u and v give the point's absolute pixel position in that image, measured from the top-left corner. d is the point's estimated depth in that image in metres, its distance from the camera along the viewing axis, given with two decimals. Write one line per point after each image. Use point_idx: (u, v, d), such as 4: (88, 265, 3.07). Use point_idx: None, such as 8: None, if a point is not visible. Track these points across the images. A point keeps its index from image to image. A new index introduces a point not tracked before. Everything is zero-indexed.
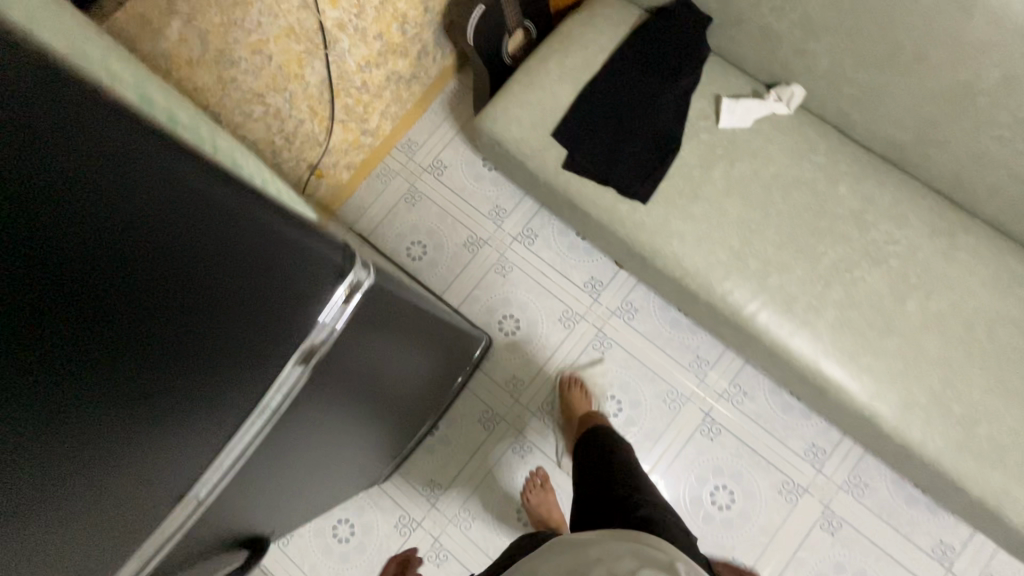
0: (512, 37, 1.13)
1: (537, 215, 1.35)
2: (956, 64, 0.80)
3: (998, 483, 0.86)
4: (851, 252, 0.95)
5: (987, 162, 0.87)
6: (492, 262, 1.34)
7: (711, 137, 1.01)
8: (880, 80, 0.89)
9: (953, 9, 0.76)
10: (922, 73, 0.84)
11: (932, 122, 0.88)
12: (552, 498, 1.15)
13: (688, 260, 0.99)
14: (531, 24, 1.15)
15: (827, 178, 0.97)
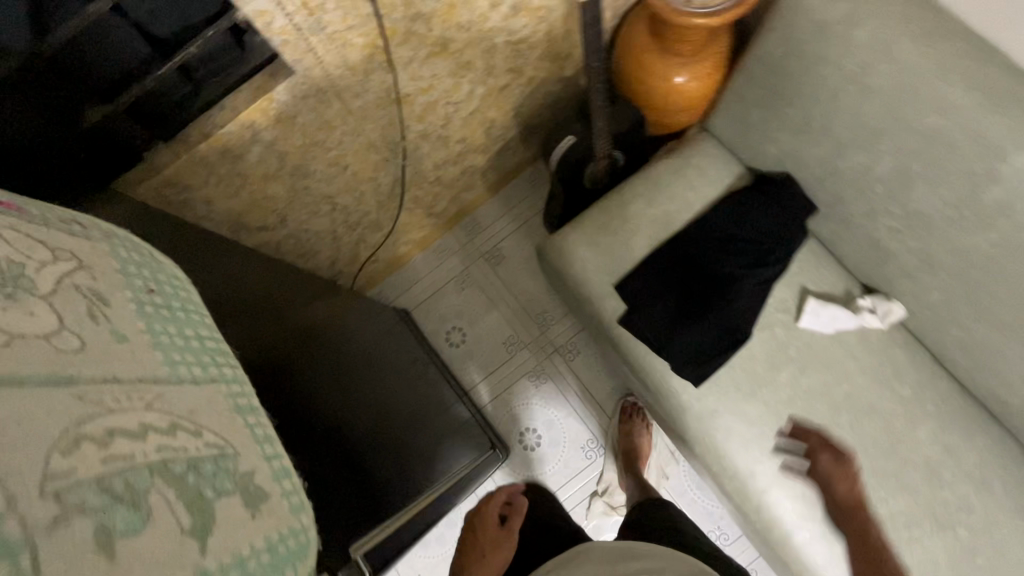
0: (598, 164, 1.05)
1: (583, 333, 1.30)
2: None
3: None
4: (916, 505, 0.84)
5: None
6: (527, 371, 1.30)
7: (786, 334, 0.92)
8: (998, 339, 0.77)
9: None
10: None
11: None
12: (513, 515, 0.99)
13: (730, 460, 0.91)
14: (620, 153, 1.08)
15: (907, 413, 0.87)
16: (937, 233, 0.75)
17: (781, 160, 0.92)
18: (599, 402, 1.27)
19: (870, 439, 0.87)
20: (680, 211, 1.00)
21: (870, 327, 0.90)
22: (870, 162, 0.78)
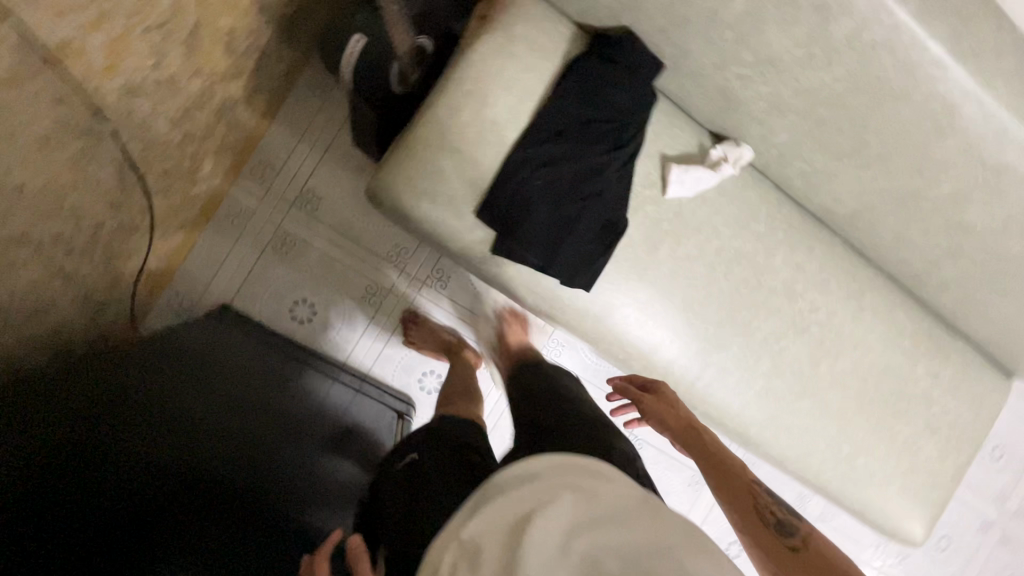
0: (403, 63, 0.78)
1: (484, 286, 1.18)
2: (913, 168, 0.79)
3: (864, 498, 1.06)
4: (780, 323, 0.96)
5: (903, 242, 0.91)
6: (406, 325, 1.14)
7: (657, 210, 0.89)
8: (830, 167, 0.83)
9: (930, 129, 0.73)
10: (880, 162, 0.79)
11: (869, 206, 0.87)
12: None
13: (634, 345, 0.93)
14: (426, 37, 0.82)
15: (764, 250, 0.93)
16: (783, 76, 0.74)
17: (614, 12, 0.78)
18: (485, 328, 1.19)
19: (742, 283, 0.94)
20: (518, 99, 0.82)
21: (725, 177, 0.89)
22: (718, 6, 0.69)
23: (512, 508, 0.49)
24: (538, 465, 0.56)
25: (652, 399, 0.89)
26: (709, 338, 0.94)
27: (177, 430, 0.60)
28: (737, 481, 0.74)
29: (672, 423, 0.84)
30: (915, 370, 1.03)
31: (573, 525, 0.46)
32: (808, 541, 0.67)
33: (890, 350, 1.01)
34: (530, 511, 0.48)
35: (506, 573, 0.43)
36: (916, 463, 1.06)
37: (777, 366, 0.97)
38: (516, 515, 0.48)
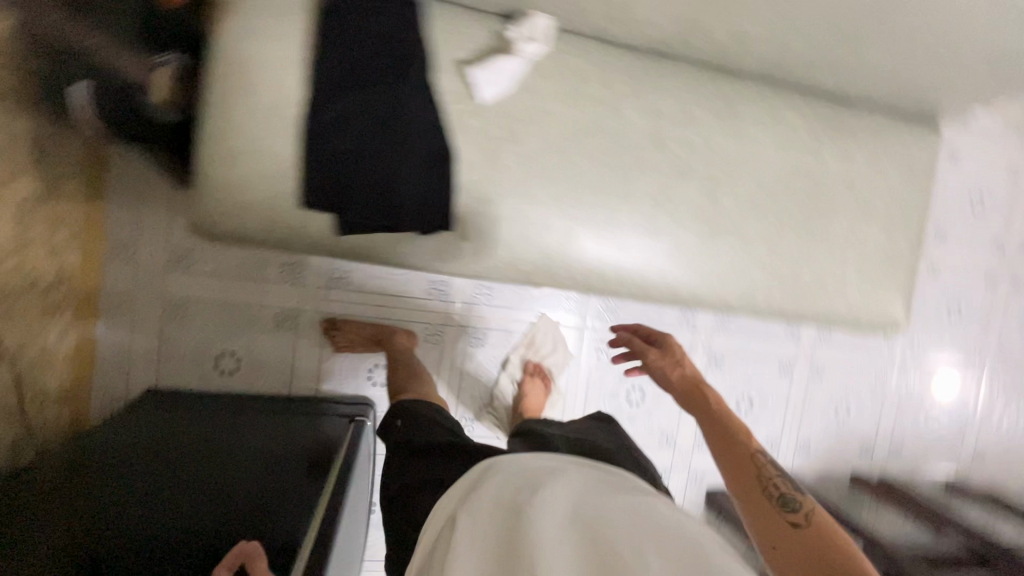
0: (157, 88, 0.77)
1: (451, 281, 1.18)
2: None
3: (827, 306, 1.02)
4: (662, 174, 0.90)
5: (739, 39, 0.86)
6: (325, 318, 1.13)
7: (481, 119, 0.83)
8: None
9: None
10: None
11: None
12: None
13: (525, 260, 0.90)
14: (174, 53, 0.79)
15: (612, 109, 0.87)
16: None
17: None
18: (407, 307, 1.16)
19: (606, 152, 0.88)
20: (284, 70, 0.76)
21: (536, 55, 0.83)
22: None
23: (518, 483, 0.70)
24: (539, 461, 0.78)
25: (660, 351, 0.99)
26: (599, 221, 0.90)
27: (109, 496, 0.70)
28: (743, 455, 0.83)
29: (674, 380, 0.96)
30: (825, 160, 0.96)
31: (570, 497, 0.67)
32: (809, 515, 0.74)
33: (788, 151, 0.95)
34: (533, 482, 0.69)
35: (514, 513, 0.63)
36: (868, 249, 1.01)
37: (678, 217, 0.92)
38: (522, 485, 0.69)
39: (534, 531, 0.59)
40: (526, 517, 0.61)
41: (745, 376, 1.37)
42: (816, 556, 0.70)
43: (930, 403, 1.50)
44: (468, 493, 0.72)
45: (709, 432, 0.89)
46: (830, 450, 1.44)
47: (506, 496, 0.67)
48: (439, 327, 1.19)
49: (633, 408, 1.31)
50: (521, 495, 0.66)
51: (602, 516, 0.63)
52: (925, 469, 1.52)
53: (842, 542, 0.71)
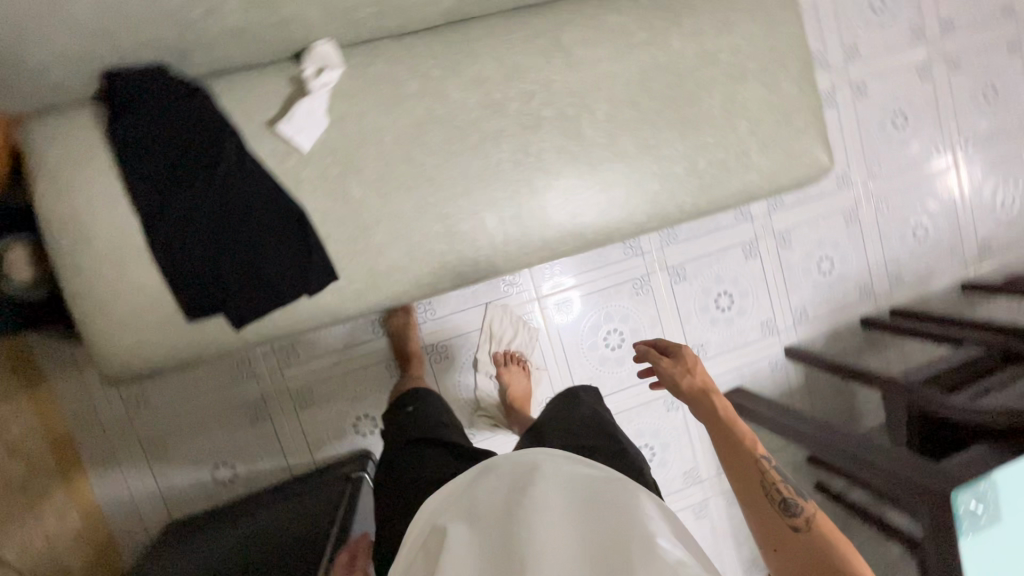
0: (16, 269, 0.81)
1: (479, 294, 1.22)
2: None
3: (738, 185, 0.99)
4: (514, 135, 0.88)
5: None
6: (384, 313, 1.14)
7: (314, 165, 0.82)
8: None
9: None
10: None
11: None
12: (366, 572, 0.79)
13: (424, 274, 0.89)
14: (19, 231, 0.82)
15: (435, 97, 0.85)
16: None
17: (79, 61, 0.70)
18: (361, 353, 1.18)
19: (451, 140, 0.86)
20: (107, 205, 0.76)
21: (338, 82, 0.81)
22: None
23: (509, 482, 0.64)
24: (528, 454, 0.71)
25: (674, 363, 0.94)
26: (477, 207, 0.88)
27: None
28: (753, 464, 0.84)
29: (687, 390, 0.92)
30: (673, 47, 0.92)
31: (563, 495, 0.60)
32: (810, 522, 0.79)
33: (630, 55, 0.90)
34: (530, 476, 0.63)
35: (503, 523, 0.57)
36: (757, 112, 0.97)
37: (550, 168, 0.90)
38: (512, 485, 0.63)
39: (536, 533, 0.54)
40: (520, 530, 0.55)
41: (715, 275, 1.34)
42: (818, 561, 0.75)
43: (912, 219, 1.44)
44: (450, 504, 0.67)
45: (719, 442, 0.88)
46: (829, 308, 1.40)
47: (499, 501, 0.61)
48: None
49: (617, 350, 1.30)
50: (519, 493, 0.60)
51: (599, 510, 0.58)
52: (932, 283, 1.47)
53: (851, 556, 0.75)
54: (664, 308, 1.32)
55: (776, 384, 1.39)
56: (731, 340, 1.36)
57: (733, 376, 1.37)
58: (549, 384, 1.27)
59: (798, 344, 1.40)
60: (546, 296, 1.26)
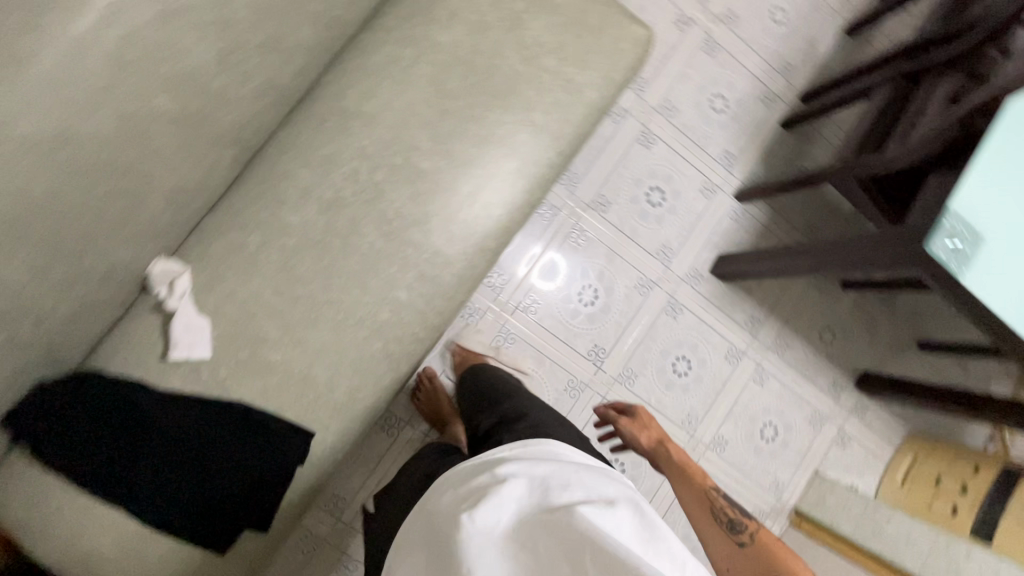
0: None
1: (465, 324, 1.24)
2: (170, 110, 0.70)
3: (582, 110, 0.98)
4: (366, 214, 0.88)
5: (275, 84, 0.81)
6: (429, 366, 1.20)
7: (224, 362, 0.83)
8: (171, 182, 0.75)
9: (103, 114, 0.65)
10: (149, 144, 0.70)
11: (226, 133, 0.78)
12: None
13: (380, 375, 0.91)
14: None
15: (280, 234, 0.85)
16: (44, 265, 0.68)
17: None
18: (392, 458, 1.20)
19: (320, 257, 0.86)
20: (79, 521, 0.76)
21: (195, 284, 0.82)
22: None
23: (464, 489, 0.65)
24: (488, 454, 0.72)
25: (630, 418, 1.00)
26: (382, 292, 0.89)
27: None
28: (701, 495, 0.83)
29: (642, 439, 0.96)
30: (442, 42, 0.90)
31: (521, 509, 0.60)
32: (753, 537, 0.77)
33: (411, 76, 0.90)
34: (484, 485, 0.63)
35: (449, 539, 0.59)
36: (554, 39, 0.95)
37: (416, 216, 0.90)
38: (467, 493, 0.64)
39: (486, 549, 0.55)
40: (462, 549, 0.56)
41: (633, 180, 1.32)
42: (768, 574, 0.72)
43: (764, 9, 1.41)
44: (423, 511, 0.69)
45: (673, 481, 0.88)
46: (748, 134, 1.38)
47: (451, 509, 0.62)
48: (426, 436, 1.23)
49: (598, 300, 1.30)
50: (472, 501, 0.61)
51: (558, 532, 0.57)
52: (821, 49, 1.43)
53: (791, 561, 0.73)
54: (610, 237, 1.31)
55: (749, 231, 1.38)
56: (686, 222, 1.35)
57: (709, 250, 1.36)
58: (563, 370, 1.28)
59: (743, 184, 1.38)
60: (530, 271, 1.27)
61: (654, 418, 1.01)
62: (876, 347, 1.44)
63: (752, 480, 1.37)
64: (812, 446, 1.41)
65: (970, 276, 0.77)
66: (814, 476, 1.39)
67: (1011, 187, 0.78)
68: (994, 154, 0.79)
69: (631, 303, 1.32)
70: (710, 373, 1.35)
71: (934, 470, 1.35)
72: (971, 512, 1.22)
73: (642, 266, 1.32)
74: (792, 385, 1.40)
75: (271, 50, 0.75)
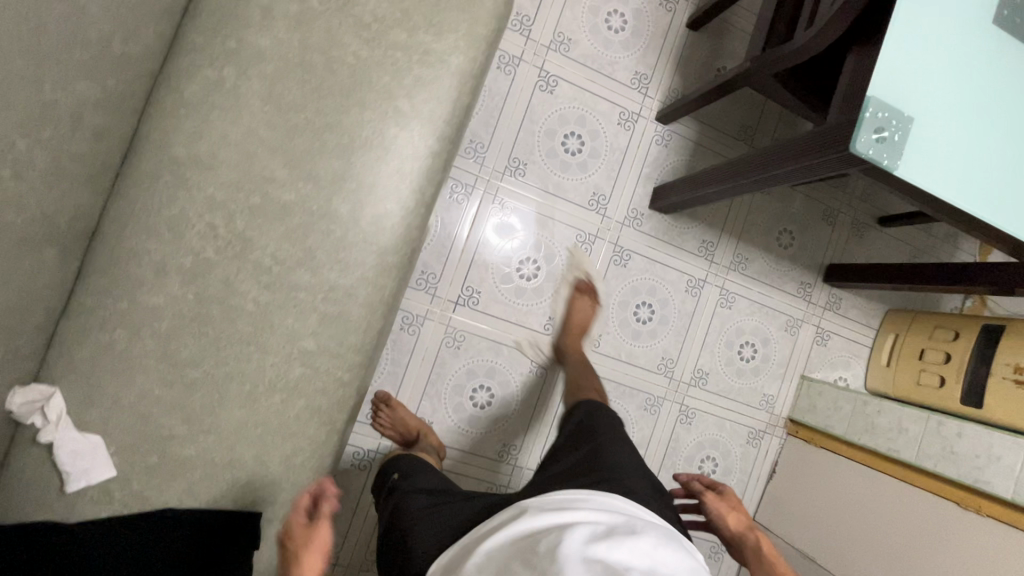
0: None
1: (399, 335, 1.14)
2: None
3: (456, 83, 0.84)
4: (241, 272, 0.77)
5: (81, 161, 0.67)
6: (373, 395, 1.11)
7: (134, 473, 0.74)
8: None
9: None
10: None
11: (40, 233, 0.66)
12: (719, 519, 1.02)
13: (315, 434, 0.83)
14: None
15: (150, 320, 0.75)
16: None
17: None
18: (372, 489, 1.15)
19: (204, 332, 0.76)
20: None
21: (71, 401, 0.72)
22: None
23: (525, 526, 0.72)
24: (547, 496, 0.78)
25: (718, 498, 1.04)
26: (288, 348, 0.80)
27: None
28: None
29: (731, 524, 1.01)
30: (265, 48, 0.76)
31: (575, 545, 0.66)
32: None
33: (243, 99, 0.76)
34: (544, 527, 0.71)
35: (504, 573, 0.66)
36: (397, 8, 0.81)
37: (300, 257, 0.79)
38: (529, 531, 0.71)
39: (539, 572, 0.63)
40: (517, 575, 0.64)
41: (545, 131, 1.20)
42: None
43: None
44: (487, 535, 0.75)
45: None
46: (655, 47, 1.25)
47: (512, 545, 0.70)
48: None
49: (541, 270, 1.21)
50: (532, 539, 0.69)
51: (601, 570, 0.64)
52: None
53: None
54: (536, 200, 1.20)
55: (681, 153, 1.27)
56: (612, 162, 1.23)
57: (643, 185, 1.26)
58: (523, 351, 1.21)
59: (663, 103, 1.26)
60: (462, 255, 1.17)
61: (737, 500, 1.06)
62: (838, 236, 1.38)
63: (741, 403, 1.34)
64: (794, 354, 1.37)
65: (907, 166, 0.68)
66: (802, 382, 1.37)
67: (924, 59, 0.69)
68: (902, 23, 0.69)
69: (577, 263, 1.23)
70: (674, 311, 1.29)
71: (917, 346, 1.31)
72: (959, 378, 1.19)
73: (579, 221, 1.22)
74: (761, 299, 1.34)
75: (43, 125, 0.60)
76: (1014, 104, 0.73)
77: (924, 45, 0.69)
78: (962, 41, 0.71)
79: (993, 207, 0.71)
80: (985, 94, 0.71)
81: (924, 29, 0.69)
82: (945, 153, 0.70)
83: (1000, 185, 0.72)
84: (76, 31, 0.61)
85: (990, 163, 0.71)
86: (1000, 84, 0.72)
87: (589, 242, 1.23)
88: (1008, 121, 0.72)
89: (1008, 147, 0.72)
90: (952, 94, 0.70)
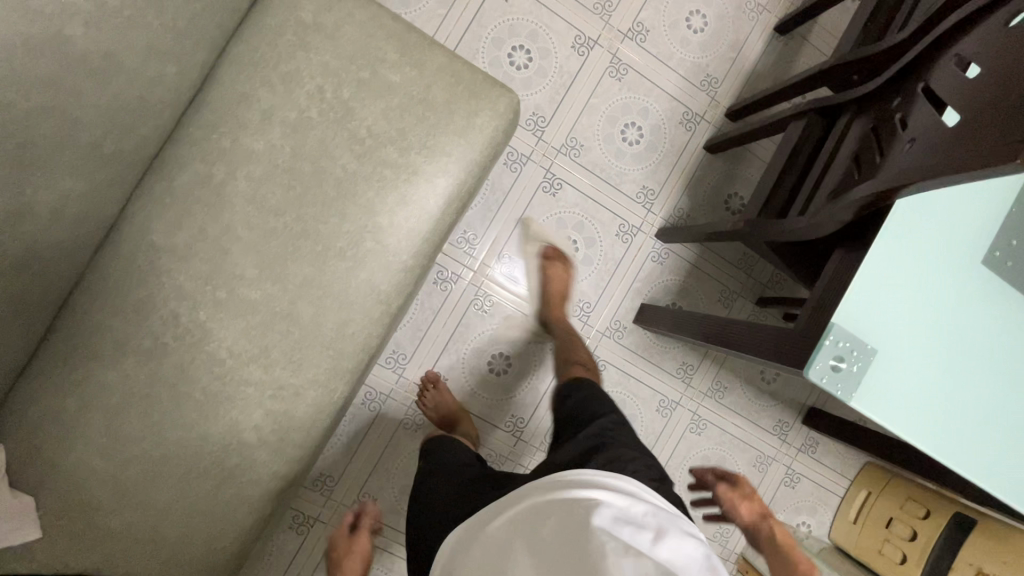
0: None
1: (361, 405, 1.16)
2: None
3: (440, 204, 0.85)
4: (198, 358, 0.79)
5: (61, 241, 0.70)
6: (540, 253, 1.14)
7: (58, 538, 0.76)
8: None
9: None
10: None
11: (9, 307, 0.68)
12: (736, 500, 0.89)
13: (240, 522, 0.84)
14: None
15: (101, 391, 0.77)
16: None
17: None
18: (305, 554, 1.14)
19: (150, 411, 0.78)
20: None
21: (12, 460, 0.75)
22: None
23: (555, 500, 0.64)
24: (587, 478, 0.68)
25: (734, 490, 0.90)
26: (228, 437, 0.81)
27: None
28: None
29: (745, 514, 0.89)
30: (259, 151, 0.79)
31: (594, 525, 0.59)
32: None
33: (229, 195, 0.78)
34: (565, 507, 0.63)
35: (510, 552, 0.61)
36: (394, 127, 0.82)
37: (255, 352, 0.81)
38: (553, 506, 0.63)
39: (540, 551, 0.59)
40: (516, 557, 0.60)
41: (542, 232, 1.20)
42: None
43: (679, 16, 1.23)
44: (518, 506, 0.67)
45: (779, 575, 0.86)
46: (667, 165, 1.24)
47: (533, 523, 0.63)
48: (338, 529, 1.16)
49: (511, 368, 1.21)
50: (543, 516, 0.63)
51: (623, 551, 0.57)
52: (749, 55, 1.26)
53: None
54: (521, 299, 1.20)
55: (675, 272, 1.26)
56: (603, 272, 1.23)
57: (630, 299, 1.24)
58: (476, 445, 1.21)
59: (666, 221, 1.25)
60: (437, 337, 1.18)
61: (755, 489, 0.92)
62: None
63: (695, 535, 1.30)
64: (759, 491, 1.32)
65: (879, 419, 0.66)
66: None
67: (902, 296, 0.67)
68: (886, 257, 0.67)
69: (550, 366, 1.22)
70: (642, 430, 1.27)
71: (885, 513, 1.26)
72: (920, 560, 1.14)
73: (558, 326, 1.22)
74: (733, 430, 1.31)
75: (20, 222, 0.63)
76: (1009, 361, 0.71)
77: (905, 284, 0.67)
78: (953, 294, 0.69)
79: (984, 475, 0.68)
80: (977, 356, 0.70)
81: (912, 268, 0.67)
82: (935, 416, 0.67)
83: (996, 449, 0.69)
84: (64, 136, 0.63)
85: (972, 423, 0.69)
86: (992, 342, 0.70)
87: (566, 347, 1.23)
88: (986, 380, 0.70)
89: (996, 409, 0.70)
90: (936, 346, 0.68)
